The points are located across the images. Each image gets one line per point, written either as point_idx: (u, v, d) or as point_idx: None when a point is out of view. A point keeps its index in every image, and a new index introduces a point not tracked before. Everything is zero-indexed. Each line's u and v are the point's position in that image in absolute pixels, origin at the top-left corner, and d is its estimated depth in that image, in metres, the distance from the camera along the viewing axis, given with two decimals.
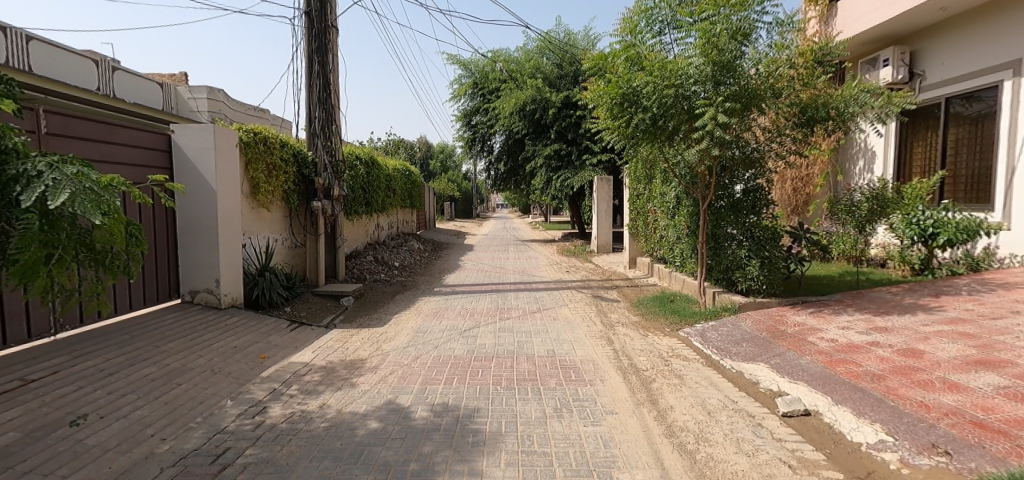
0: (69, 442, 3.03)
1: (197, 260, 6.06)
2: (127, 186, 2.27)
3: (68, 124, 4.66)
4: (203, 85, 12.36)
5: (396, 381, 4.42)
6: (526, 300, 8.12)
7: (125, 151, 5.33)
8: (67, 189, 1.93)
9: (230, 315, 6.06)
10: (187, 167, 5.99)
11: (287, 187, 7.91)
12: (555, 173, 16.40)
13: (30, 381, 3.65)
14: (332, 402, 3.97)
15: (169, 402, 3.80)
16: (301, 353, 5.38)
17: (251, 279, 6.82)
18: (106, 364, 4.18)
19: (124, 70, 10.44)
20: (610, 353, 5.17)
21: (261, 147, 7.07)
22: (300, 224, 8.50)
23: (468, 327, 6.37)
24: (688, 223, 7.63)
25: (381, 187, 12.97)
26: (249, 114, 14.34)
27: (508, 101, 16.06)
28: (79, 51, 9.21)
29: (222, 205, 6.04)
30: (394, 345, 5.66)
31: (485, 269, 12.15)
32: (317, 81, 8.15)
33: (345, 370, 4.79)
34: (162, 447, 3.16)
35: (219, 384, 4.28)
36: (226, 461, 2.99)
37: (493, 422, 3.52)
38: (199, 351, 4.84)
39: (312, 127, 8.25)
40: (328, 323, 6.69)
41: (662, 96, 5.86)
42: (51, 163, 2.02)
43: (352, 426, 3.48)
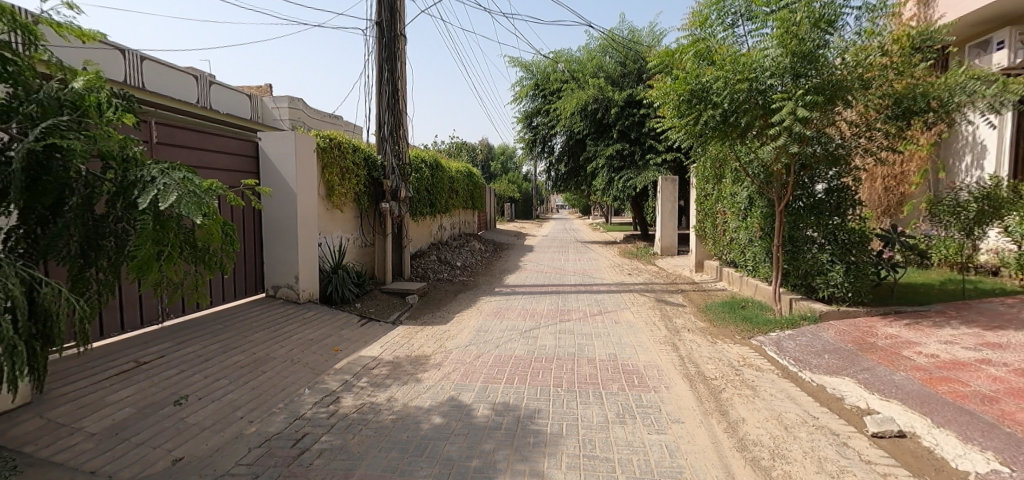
0: (173, 419, 3.39)
1: (278, 257, 6.54)
2: (224, 190, 2.48)
3: (174, 133, 5.18)
4: (285, 95, 13.42)
5: (459, 379, 4.52)
6: (587, 302, 8.04)
7: (220, 158, 5.86)
8: (174, 192, 2.14)
9: (307, 309, 6.49)
10: (272, 171, 6.48)
11: (357, 189, 8.35)
12: (617, 174, 16.07)
13: (141, 363, 4.09)
14: (398, 395, 4.14)
15: (255, 388, 4.13)
16: (370, 347, 5.66)
17: (326, 276, 7.27)
18: (202, 350, 4.62)
19: (220, 84, 11.51)
20: (675, 360, 4.99)
21: (335, 151, 7.52)
22: (370, 224, 8.96)
23: (528, 328, 6.41)
24: (761, 225, 7.22)
25: (444, 189, 13.36)
26: (324, 121, 15.30)
27: (570, 101, 15.96)
28: (183, 68, 10.26)
29: (300, 206, 6.49)
30: (456, 343, 5.80)
31: (546, 270, 12.13)
32: (387, 87, 8.53)
33: (411, 366, 4.98)
34: (249, 428, 3.45)
35: (297, 373, 4.60)
36: (304, 446, 3.21)
37: (553, 423, 3.52)
38: (280, 342, 5.23)
39: (381, 131, 8.65)
40: (394, 319, 7.01)
41: (733, 91, 5.57)
42: (163, 170, 2.25)
43: (417, 420, 3.60)
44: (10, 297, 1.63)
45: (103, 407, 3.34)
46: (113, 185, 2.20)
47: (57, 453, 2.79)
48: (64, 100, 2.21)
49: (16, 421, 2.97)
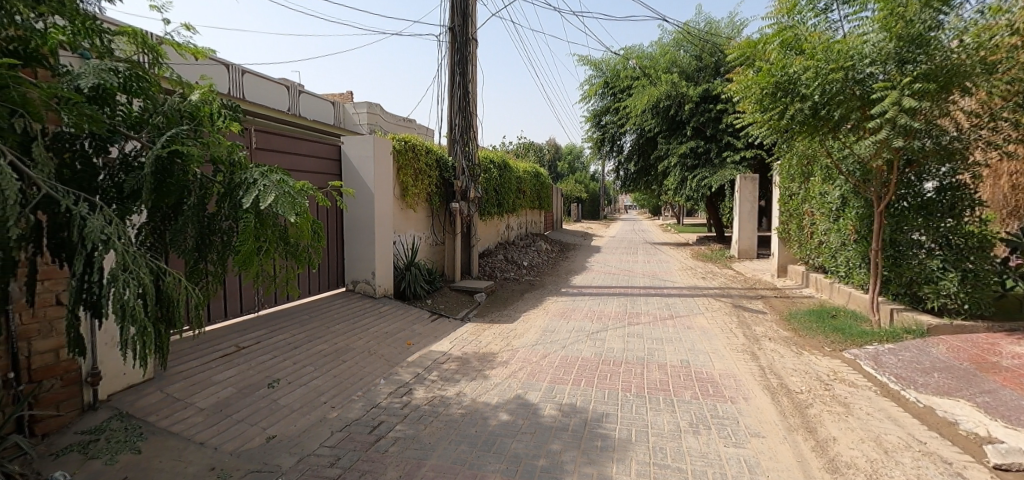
0: (267, 400, 3.71)
1: (358, 254, 6.94)
2: (314, 191, 2.67)
3: (270, 139, 5.66)
4: (365, 101, 14.24)
5: (526, 377, 4.55)
6: (657, 305, 7.77)
7: (308, 161, 6.31)
8: (272, 193, 2.33)
9: (383, 303, 6.85)
10: (353, 173, 6.90)
11: (429, 190, 8.66)
12: (691, 173, 15.38)
13: (241, 347, 4.52)
14: (467, 390, 4.24)
15: (337, 376, 4.43)
16: (440, 342, 5.86)
17: (400, 272, 7.63)
18: (291, 338, 5.02)
19: (307, 93, 12.42)
20: (755, 370, 4.69)
21: (410, 154, 7.86)
22: (441, 224, 9.25)
23: (596, 330, 6.31)
24: (856, 227, 6.59)
25: (512, 189, 13.50)
26: (399, 125, 16.03)
27: (641, 98, 15.50)
28: (277, 79, 11.18)
29: (377, 206, 6.85)
30: (523, 342, 5.84)
31: (614, 271, 11.87)
32: (458, 90, 8.77)
33: (479, 362, 5.09)
34: (332, 413, 3.70)
35: (373, 364, 4.87)
36: (380, 433, 3.39)
37: (622, 428, 3.44)
38: (358, 334, 5.56)
39: (452, 133, 8.92)
40: (463, 316, 7.22)
41: (825, 81, 5.14)
42: (263, 172, 2.46)
43: (485, 416, 3.68)
44: (141, 284, 1.87)
45: (210, 385, 3.73)
46: (221, 186, 2.45)
47: (174, 424, 3.15)
48: (184, 111, 2.49)
49: (141, 393, 3.40)
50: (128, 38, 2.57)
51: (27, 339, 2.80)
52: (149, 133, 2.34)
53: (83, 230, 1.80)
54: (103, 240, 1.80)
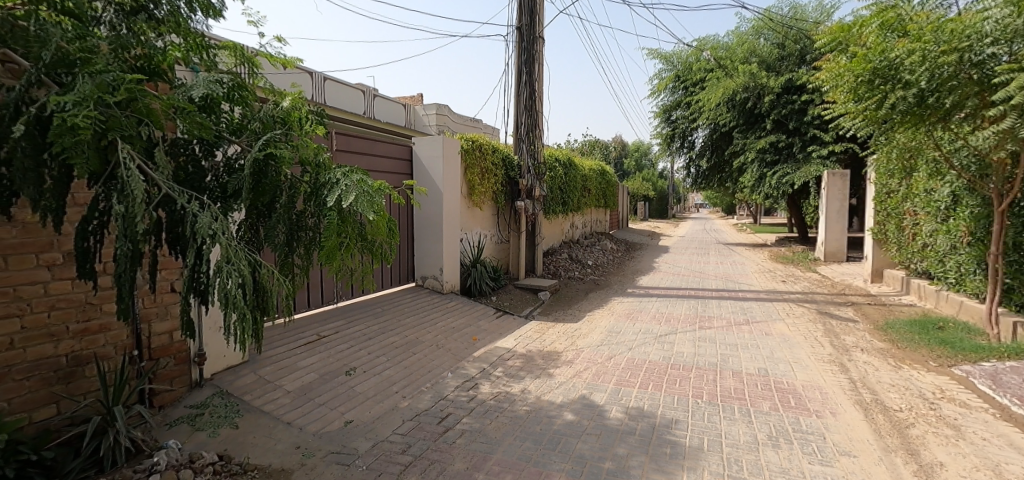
0: (345, 387, 3.95)
1: (427, 250, 7.19)
2: (391, 190, 2.79)
3: (349, 141, 5.99)
4: (434, 103, 14.72)
5: (591, 378, 4.49)
6: (730, 309, 7.36)
7: (383, 161, 6.62)
8: (353, 192, 2.47)
9: (450, 299, 7.05)
10: (423, 173, 7.14)
11: (496, 188, 8.78)
12: (770, 169, 14.39)
13: (322, 336, 4.84)
14: (532, 388, 4.26)
15: (407, 367, 4.62)
16: (505, 339, 5.94)
17: (466, 269, 7.82)
18: (366, 329, 5.30)
19: (381, 97, 13.02)
20: (844, 383, 4.30)
21: (477, 153, 8.02)
22: (506, 222, 9.35)
23: (664, 333, 6.09)
24: (971, 228, 5.86)
25: (577, 188, 13.36)
26: (466, 125, 16.38)
27: (715, 91, 14.74)
28: (354, 84, 11.82)
29: (445, 204, 7.07)
30: (588, 342, 5.76)
31: (683, 273, 11.39)
32: (525, 90, 8.81)
33: (543, 360, 5.09)
34: (403, 403, 3.87)
35: (441, 358, 5.02)
36: (448, 425, 3.49)
37: (693, 436, 3.29)
38: (427, 327, 5.77)
39: (518, 132, 8.98)
40: (527, 313, 7.27)
41: (934, 65, 4.64)
42: (345, 172, 2.61)
43: (550, 415, 3.67)
44: (241, 276, 2.06)
45: (295, 370, 4.03)
46: (308, 186, 2.62)
47: (265, 404, 3.45)
48: (277, 117, 2.71)
49: (238, 374, 3.74)
50: (229, 52, 2.81)
51: (148, 321, 3.18)
52: (248, 138, 2.56)
53: (195, 225, 2.01)
54: (210, 234, 2.00)
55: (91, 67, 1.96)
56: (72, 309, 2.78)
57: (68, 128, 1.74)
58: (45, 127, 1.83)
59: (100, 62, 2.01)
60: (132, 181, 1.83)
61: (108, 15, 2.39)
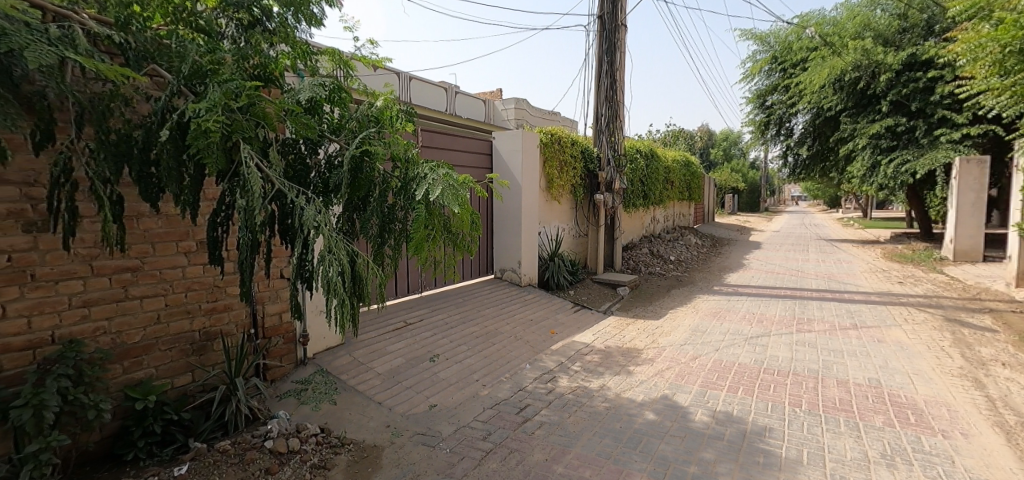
0: (429, 373, 4.15)
1: (506, 243, 7.30)
2: (475, 184, 2.86)
3: (432, 137, 6.21)
4: (513, 97, 14.86)
5: (674, 378, 4.31)
6: (834, 312, 6.69)
7: (464, 156, 6.79)
8: (439, 186, 2.57)
9: (528, 291, 7.12)
10: (503, 166, 7.25)
11: (574, 181, 8.68)
12: (885, 156, 12.81)
13: (407, 322, 5.11)
14: (611, 385, 4.18)
15: (487, 357, 4.74)
16: (583, 333, 5.88)
17: (544, 262, 7.84)
18: (448, 318, 5.51)
19: (462, 93, 13.36)
20: (978, 401, 3.75)
21: (556, 146, 7.99)
22: (584, 215, 9.22)
23: (756, 334, 5.68)
24: None
25: (659, 180, 12.84)
26: (544, 118, 16.34)
27: (818, 72, 13.37)
28: (436, 82, 12.23)
29: (524, 197, 7.13)
30: (671, 340, 5.54)
31: (778, 271, 10.53)
32: (606, 80, 8.59)
33: (623, 357, 4.98)
34: (483, 391, 3.98)
35: (519, 349, 5.09)
36: (526, 416, 3.53)
37: (790, 447, 3.05)
38: (505, 319, 5.87)
39: (598, 124, 8.81)
40: (606, 309, 7.14)
41: None
42: (431, 167, 2.71)
43: (630, 413, 3.58)
44: (340, 264, 2.22)
45: (384, 354, 4.29)
46: (398, 181, 2.76)
47: (359, 384, 3.72)
48: (371, 116, 2.89)
49: (336, 354, 4.07)
50: (328, 56, 3.03)
51: (262, 303, 3.56)
52: (346, 136, 2.75)
53: (302, 218, 2.20)
54: (315, 226, 2.18)
55: (219, 77, 2.21)
56: (203, 291, 3.18)
57: (201, 132, 1.97)
58: (184, 132, 2.11)
59: (225, 72, 2.26)
60: (252, 177, 2.05)
61: (230, 30, 2.71)
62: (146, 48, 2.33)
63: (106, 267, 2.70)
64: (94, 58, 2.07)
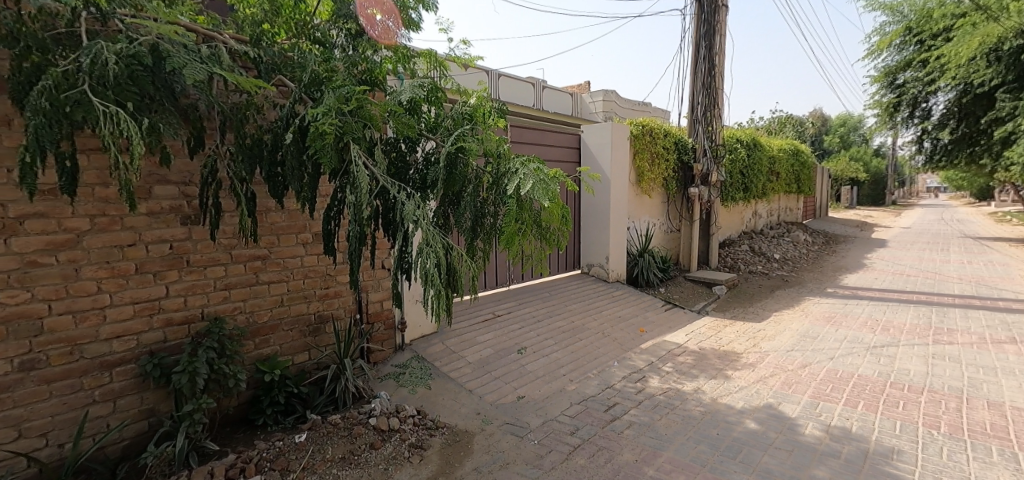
0: (517, 364, 4.24)
1: (593, 238, 7.18)
2: (565, 178, 2.84)
3: (521, 133, 6.27)
4: (601, 89, 14.55)
5: (779, 386, 3.97)
6: (982, 323, 5.72)
7: (552, 151, 6.77)
8: (530, 180, 2.58)
9: (615, 288, 6.96)
10: (591, 160, 7.14)
11: (667, 174, 8.28)
12: None
13: (496, 314, 5.23)
14: (706, 389, 3.96)
15: (574, 352, 4.72)
16: (674, 333, 5.63)
17: (633, 258, 7.60)
18: (535, 311, 5.56)
19: (549, 88, 13.34)
20: None
21: (647, 137, 7.69)
22: (677, 209, 8.78)
23: (879, 344, 5.04)
24: None
25: (763, 171, 11.84)
26: (634, 109, 15.79)
27: (965, 42, 11.27)
28: (524, 77, 12.33)
29: (613, 191, 6.96)
30: (774, 345, 5.11)
31: (907, 272, 9.23)
32: (703, 66, 8.08)
33: (719, 360, 4.68)
34: (570, 386, 3.97)
35: (607, 346, 5.00)
36: (615, 414, 3.47)
37: (923, 474, 2.67)
38: (593, 315, 5.80)
39: (694, 113, 8.33)
40: (700, 308, 6.76)
41: None
42: (522, 162, 2.74)
43: (728, 420, 3.36)
44: (437, 257, 2.33)
45: (474, 344, 4.45)
46: (490, 176, 2.83)
47: (451, 371, 3.90)
48: (466, 114, 2.99)
49: (430, 342, 4.29)
50: (425, 59, 3.17)
51: (367, 291, 3.86)
52: (442, 134, 2.88)
53: (403, 212, 2.34)
54: (415, 220, 2.31)
55: (333, 83, 2.42)
56: (318, 278, 3.52)
57: (319, 135, 2.18)
58: (304, 135, 2.34)
59: (338, 79, 2.47)
60: (360, 175, 2.23)
61: (340, 40, 2.96)
62: (275, 61, 2.64)
63: (242, 255, 3.10)
64: (235, 72, 2.39)
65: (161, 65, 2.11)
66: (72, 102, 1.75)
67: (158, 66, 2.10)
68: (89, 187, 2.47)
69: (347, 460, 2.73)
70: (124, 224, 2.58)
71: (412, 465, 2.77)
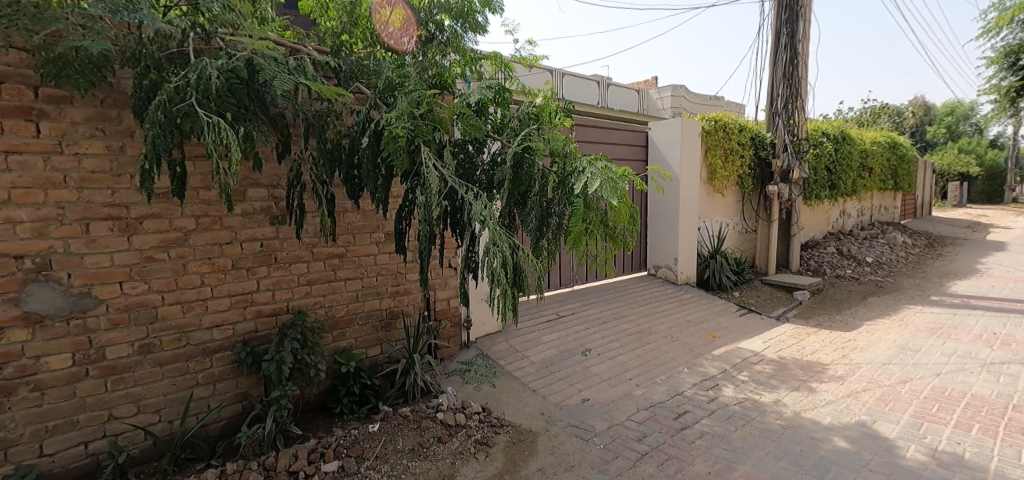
0: (582, 366, 4.18)
1: (661, 239, 6.92)
2: (634, 176, 2.75)
3: (585, 132, 6.17)
4: (670, 84, 14.02)
5: (873, 402, 3.61)
6: None
7: (618, 149, 6.61)
8: (598, 179, 2.53)
9: (685, 290, 6.67)
10: (659, 158, 6.89)
11: (742, 171, 7.80)
12: None
13: (560, 315, 5.19)
14: (787, 401, 3.68)
15: (641, 356, 4.58)
16: (751, 340, 5.29)
17: (704, 260, 7.24)
18: (600, 313, 5.45)
19: (614, 85, 13.05)
20: None
21: (721, 133, 7.30)
22: (753, 208, 8.25)
23: (998, 360, 4.44)
24: None
25: (853, 166, 10.82)
26: (705, 104, 15.05)
27: None
28: (588, 75, 12.15)
29: (682, 190, 6.68)
30: (867, 357, 4.65)
31: None
32: (784, 54, 7.52)
33: (802, 371, 4.35)
34: (637, 391, 3.86)
35: (676, 351, 4.81)
36: (686, 422, 3.32)
37: None
38: (661, 318, 5.59)
39: (773, 106, 7.80)
40: (779, 314, 6.30)
41: None
42: (590, 161, 2.70)
43: (814, 436, 3.11)
44: (503, 256, 2.34)
45: (539, 344, 4.44)
46: (556, 175, 2.81)
47: (516, 370, 3.92)
48: (533, 114, 3.00)
49: (495, 340, 4.35)
50: (491, 61, 3.21)
51: (435, 289, 3.97)
52: (508, 135, 2.90)
53: (471, 212, 2.39)
54: (482, 219, 2.34)
55: (405, 88, 2.52)
56: (389, 276, 3.68)
57: (392, 138, 2.27)
58: (379, 138, 2.45)
59: (410, 84, 2.56)
60: (431, 175, 2.30)
61: (411, 47, 3.08)
62: (352, 69, 2.79)
63: (322, 252, 3.30)
64: (318, 81, 2.55)
65: (254, 78, 2.29)
66: (182, 114, 1.95)
67: (252, 78, 2.29)
68: (195, 190, 2.74)
69: (417, 451, 2.82)
70: (223, 224, 2.84)
71: (478, 461, 2.81)
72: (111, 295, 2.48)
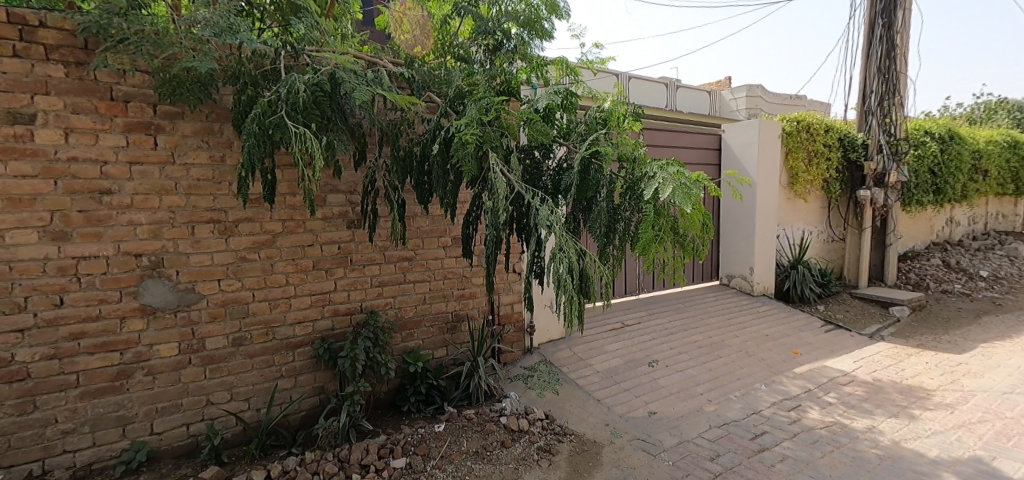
0: (649, 377, 4.03)
1: (735, 246, 6.54)
2: (709, 181, 2.62)
3: (654, 136, 5.99)
4: (745, 84, 13.29)
5: (991, 436, 3.17)
6: None
7: (689, 153, 6.34)
8: (670, 184, 2.43)
9: (762, 302, 6.25)
10: (734, 161, 6.53)
11: (829, 175, 7.19)
12: None
13: (625, 324, 5.04)
14: (884, 428, 3.32)
15: (713, 369, 4.34)
16: (839, 359, 4.84)
17: (784, 270, 6.75)
18: (668, 323, 5.23)
19: (684, 87, 12.58)
20: None
21: (804, 134, 6.78)
22: (841, 215, 7.58)
23: None
24: None
25: (963, 168, 9.63)
26: (784, 104, 14.09)
27: None
28: (657, 78, 11.81)
29: (759, 195, 6.28)
30: (983, 384, 4.10)
31: None
32: (879, 47, 6.88)
33: (901, 395, 3.91)
34: (709, 407, 3.65)
35: (752, 367, 4.50)
36: (764, 444, 3.09)
37: None
38: (735, 331, 5.27)
39: (866, 103, 7.15)
40: (873, 332, 5.72)
41: None
42: (661, 166, 2.61)
43: (917, 470, 2.77)
44: (570, 262, 2.31)
45: (603, 353, 4.34)
46: (625, 181, 2.74)
47: (580, 379, 3.86)
48: (600, 118, 2.95)
49: (558, 347, 4.30)
50: (557, 66, 3.20)
51: (499, 293, 4.01)
52: (575, 140, 2.87)
53: (538, 217, 2.39)
54: (549, 225, 2.33)
55: (475, 96, 2.57)
56: (456, 279, 3.76)
57: (462, 144, 2.33)
58: (449, 145, 2.52)
59: (479, 92, 2.61)
60: (499, 181, 2.32)
61: (480, 56, 3.14)
62: (425, 79, 2.90)
63: (394, 255, 3.44)
64: (393, 92, 2.67)
65: (336, 90, 2.45)
66: (273, 126, 2.12)
67: (334, 91, 2.45)
68: (283, 196, 2.97)
69: (481, 454, 2.85)
70: (307, 228, 3.05)
71: (541, 468, 2.79)
72: (211, 291, 2.73)
